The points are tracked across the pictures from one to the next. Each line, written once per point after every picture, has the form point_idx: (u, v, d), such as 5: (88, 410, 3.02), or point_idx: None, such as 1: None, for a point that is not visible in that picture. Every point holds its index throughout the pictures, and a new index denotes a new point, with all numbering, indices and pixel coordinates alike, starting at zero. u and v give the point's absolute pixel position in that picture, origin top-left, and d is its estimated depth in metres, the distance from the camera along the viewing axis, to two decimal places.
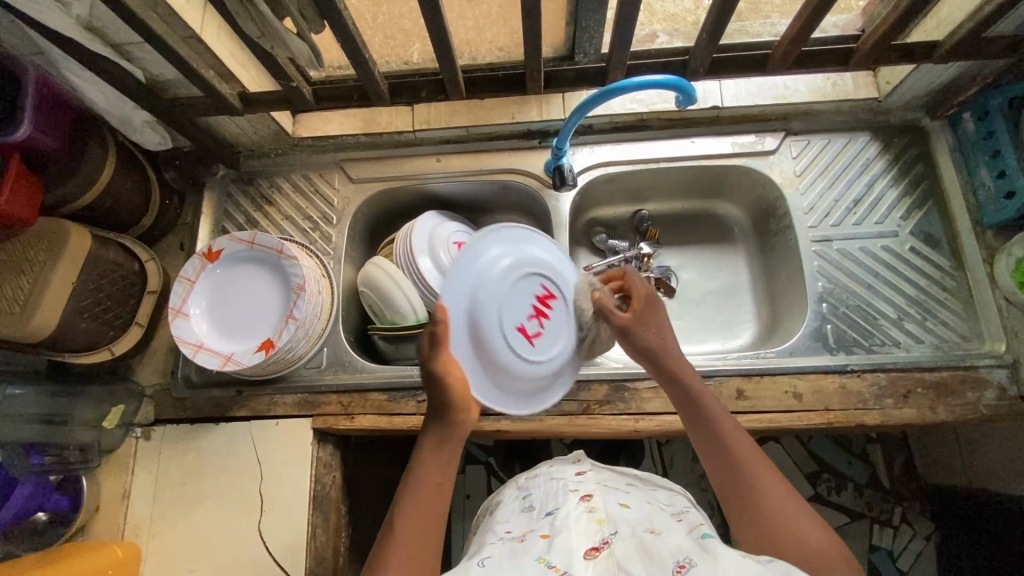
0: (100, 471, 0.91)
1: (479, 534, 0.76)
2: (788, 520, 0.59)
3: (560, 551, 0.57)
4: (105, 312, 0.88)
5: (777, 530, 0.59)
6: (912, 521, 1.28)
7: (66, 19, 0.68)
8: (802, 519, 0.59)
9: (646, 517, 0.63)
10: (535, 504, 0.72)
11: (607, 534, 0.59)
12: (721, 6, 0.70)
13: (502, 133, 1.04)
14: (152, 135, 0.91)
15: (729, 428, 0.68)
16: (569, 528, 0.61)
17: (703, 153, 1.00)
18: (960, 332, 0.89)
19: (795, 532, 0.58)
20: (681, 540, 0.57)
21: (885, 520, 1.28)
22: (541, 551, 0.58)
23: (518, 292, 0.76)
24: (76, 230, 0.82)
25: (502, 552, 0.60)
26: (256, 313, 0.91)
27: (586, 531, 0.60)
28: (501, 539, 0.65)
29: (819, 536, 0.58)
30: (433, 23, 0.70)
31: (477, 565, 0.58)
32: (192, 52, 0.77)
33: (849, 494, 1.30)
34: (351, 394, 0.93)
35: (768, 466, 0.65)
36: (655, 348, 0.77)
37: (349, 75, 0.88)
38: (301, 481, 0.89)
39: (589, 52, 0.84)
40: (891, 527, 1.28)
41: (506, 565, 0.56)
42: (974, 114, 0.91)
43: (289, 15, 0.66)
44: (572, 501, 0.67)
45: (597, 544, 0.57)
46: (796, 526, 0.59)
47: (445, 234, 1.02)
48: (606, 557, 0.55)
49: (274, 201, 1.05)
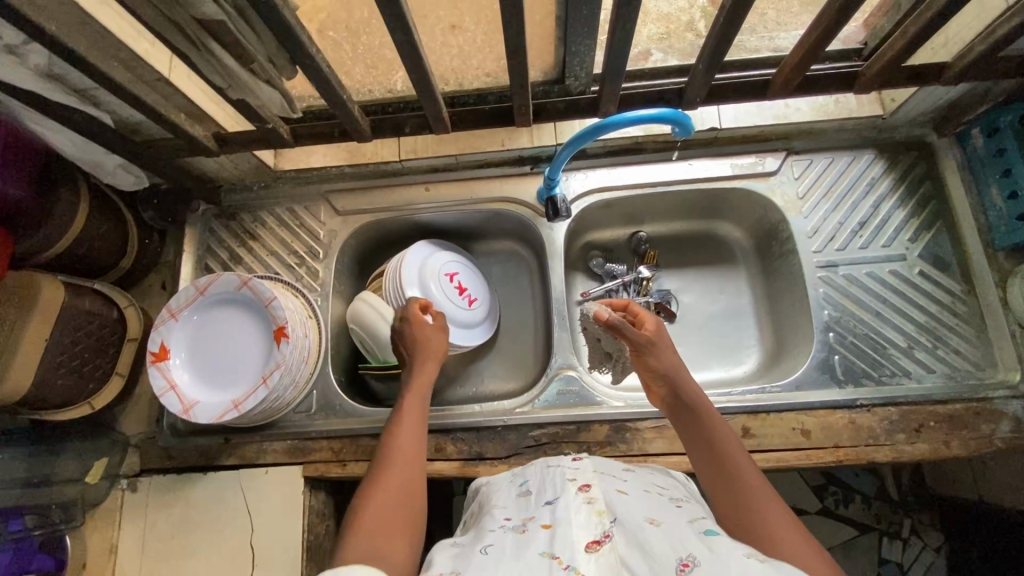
0: (87, 527, 0.88)
1: (470, 520, 0.69)
2: (775, 519, 0.58)
3: (563, 544, 0.52)
4: (82, 366, 0.85)
5: (764, 526, 0.58)
6: (922, 532, 1.21)
7: (24, 71, 0.64)
8: (788, 522, 0.58)
9: (646, 504, 0.58)
10: (531, 490, 0.65)
11: (609, 526, 0.54)
12: (719, 35, 0.66)
13: (491, 159, 1.00)
14: (126, 177, 0.87)
15: (726, 437, 0.68)
16: (569, 517, 0.56)
17: (701, 176, 0.96)
18: (972, 360, 0.86)
19: (777, 528, 0.57)
20: (686, 534, 0.53)
21: (894, 532, 1.21)
22: (543, 544, 0.53)
23: (424, 287, 0.96)
24: (47, 284, 0.79)
25: (504, 541, 0.56)
26: (215, 373, 0.86)
27: (586, 523, 0.54)
28: (501, 527, 0.59)
29: (800, 537, 0.57)
30: (414, 65, 0.66)
31: (477, 555, 0.54)
32: (159, 96, 0.73)
33: (857, 507, 1.23)
34: (342, 440, 0.90)
35: (763, 475, 0.63)
36: (659, 372, 0.76)
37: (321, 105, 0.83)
38: (294, 533, 0.86)
39: (580, 75, 0.79)
40: (900, 540, 1.21)
41: (507, 564, 0.51)
42: (982, 130, 0.87)
43: (258, 62, 0.62)
44: (569, 491, 0.60)
45: (598, 536, 0.53)
46: (780, 527, 0.57)
47: (438, 262, 0.98)
48: (610, 551, 0.51)
49: (258, 235, 1.01)
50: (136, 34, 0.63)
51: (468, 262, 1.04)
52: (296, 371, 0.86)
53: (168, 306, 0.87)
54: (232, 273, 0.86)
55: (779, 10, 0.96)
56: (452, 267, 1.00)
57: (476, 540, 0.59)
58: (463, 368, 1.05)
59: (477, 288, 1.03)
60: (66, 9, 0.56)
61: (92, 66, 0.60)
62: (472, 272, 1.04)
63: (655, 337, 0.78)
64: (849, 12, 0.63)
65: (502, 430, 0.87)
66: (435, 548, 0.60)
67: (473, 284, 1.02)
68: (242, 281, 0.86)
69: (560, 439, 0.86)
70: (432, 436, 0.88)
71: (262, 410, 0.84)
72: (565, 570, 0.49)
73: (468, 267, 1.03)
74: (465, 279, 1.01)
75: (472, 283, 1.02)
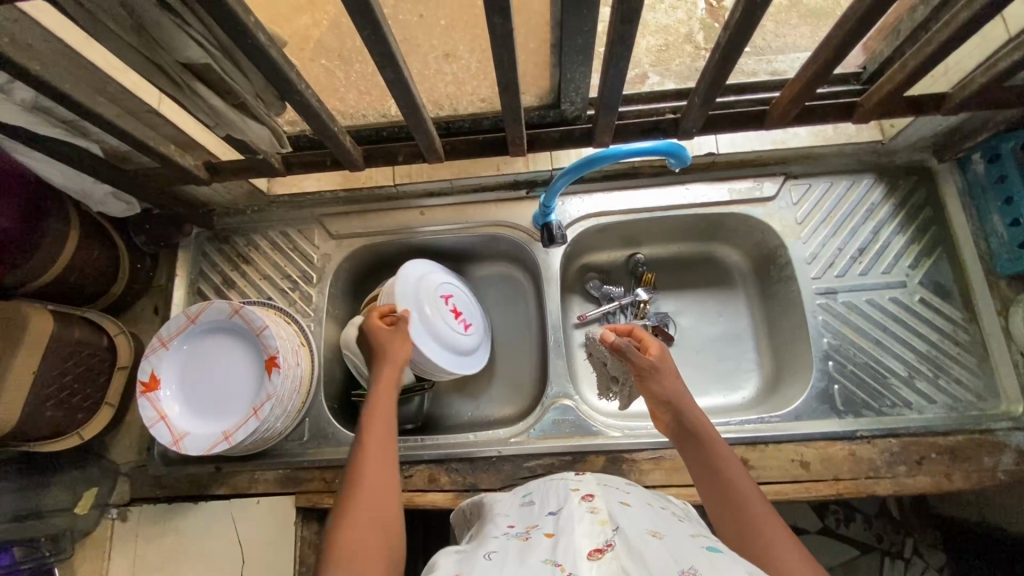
0: (75, 558, 0.87)
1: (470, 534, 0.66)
2: (781, 547, 0.54)
3: (565, 551, 0.50)
4: (71, 396, 0.84)
5: (771, 558, 0.54)
6: (924, 553, 1.16)
7: (9, 106, 0.63)
8: (794, 550, 0.54)
9: (650, 518, 0.56)
10: (534, 502, 0.64)
11: (611, 535, 0.52)
12: (715, 70, 0.66)
13: (487, 184, 0.99)
14: (117, 204, 0.87)
15: (727, 460, 0.64)
16: (572, 528, 0.54)
17: (698, 201, 0.95)
18: (974, 390, 0.85)
19: (784, 557, 0.53)
20: (688, 548, 0.50)
21: (896, 552, 1.16)
22: (545, 552, 0.50)
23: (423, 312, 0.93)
24: (36, 314, 0.78)
25: (508, 547, 0.53)
26: (206, 403, 0.85)
27: (589, 533, 0.53)
28: (504, 534, 0.57)
29: (795, 548, 0.54)
30: (406, 101, 0.65)
31: (481, 558, 0.52)
32: (148, 127, 0.72)
33: (859, 526, 1.18)
34: (335, 469, 0.89)
35: (769, 502, 0.60)
36: (660, 396, 0.71)
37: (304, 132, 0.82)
38: (284, 566, 0.85)
39: (576, 101, 0.78)
40: (902, 561, 1.15)
41: (509, 569, 0.48)
42: (983, 156, 0.86)
43: (245, 99, 0.61)
44: (573, 501, 0.59)
45: (600, 545, 0.50)
46: (789, 558, 0.54)
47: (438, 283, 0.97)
48: (612, 559, 0.48)
49: (251, 259, 1.00)
50: (124, 68, 0.63)
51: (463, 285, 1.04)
52: (287, 401, 0.85)
53: (159, 334, 0.86)
54: (223, 301, 0.85)
55: (779, 24, 0.94)
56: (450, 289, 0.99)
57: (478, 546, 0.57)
58: (459, 392, 1.04)
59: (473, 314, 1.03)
60: (52, 49, 0.55)
61: (79, 103, 0.59)
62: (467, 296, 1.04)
63: (662, 363, 0.73)
64: (848, 47, 0.62)
65: (496, 460, 0.86)
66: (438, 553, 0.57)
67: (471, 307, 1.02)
68: (234, 309, 0.85)
69: (555, 469, 0.85)
70: (426, 466, 0.87)
71: (253, 441, 0.82)
72: None
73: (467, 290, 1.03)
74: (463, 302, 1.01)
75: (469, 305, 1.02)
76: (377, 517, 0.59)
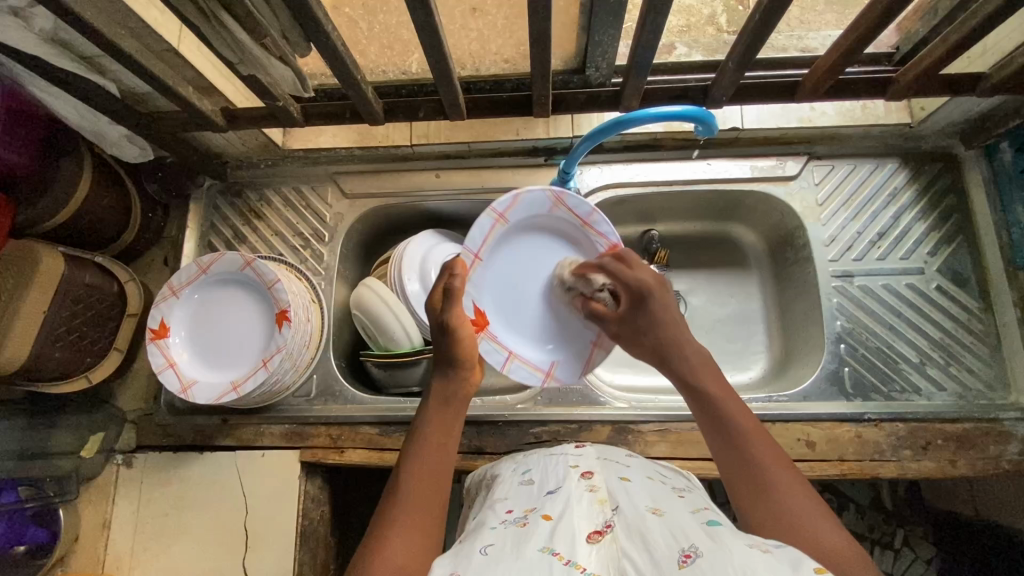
0: (80, 501, 0.87)
1: (474, 512, 0.66)
2: (817, 526, 0.51)
3: (565, 534, 0.50)
4: (81, 340, 0.84)
5: (805, 533, 0.50)
6: (914, 544, 1.13)
7: (29, 35, 0.61)
8: (823, 520, 0.51)
9: (650, 494, 0.56)
10: (533, 478, 0.63)
11: (610, 515, 0.52)
12: (750, 38, 0.64)
13: (505, 149, 0.98)
14: (132, 149, 0.85)
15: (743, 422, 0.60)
16: (572, 509, 0.53)
17: (718, 177, 0.94)
18: (984, 379, 0.85)
19: (826, 544, 0.49)
20: (688, 524, 0.50)
21: (885, 542, 1.14)
22: (543, 538, 0.49)
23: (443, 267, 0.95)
24: (47, 254, 0.77)
25: (505, 537, 0.51)
26: (215, 355, 0.85)
27: (587, 513, 0.52)
28: (501, 522, 0.55)
29: (829, 522, 0.51)
30: (432, 48, 0.63)
31: (477, 554, 0.49)
32: (168, 67, 0.71)
33: (851, 516, 1.16)
34: (341, 427, 0.89)
35: (791, 469, 0.56)
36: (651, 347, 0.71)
37: (328, 85, 0.80)
38: (289, 517, 0.86)
39: (601, 66, 0.76)
40: (892, 551, 1.13)
41: (506, 559, 0.47)
42: (1012, 144, 0.85)
43: (271, 37, 0.60)
44: (572, 478, 0.59)
45: (599, 527, 0.50)
46: (826, 535, 0.50)
47: (567, 220, 0.86)
48: (611, 542, 0.48)
49: (263, 214, 0.99)
50: (146, 2, 0.62)
51: (504, 212, 0.83)
52: (296, 356, 0.85)
53: (170, 283, 0.85)
54: (234, 253, 0.84)
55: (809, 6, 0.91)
56: (545, 236, 0.88)
57: (479, 527, 0.56)
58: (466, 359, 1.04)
59: (489, 268, 0.85)
60: None
61: (99, 33, 0.57)
62: (480, 238, 0.83)
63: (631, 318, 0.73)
64: (892, 13, 0.60)
65: (503, 425, 0.87)
66: (469, 534, 0.56)
67: (509, 252, 0.86)
68: (245, 262, 0.84)
69: (560, 436, 0.86)
70: None
71: (261, 392, 0.83)
72: (566, 565, 0.45)
73: (507, 223, 0.84)
74: (528, 250, 0.87)
75: (512, 249, 0.87)
76: (423, 541, 0.54)
